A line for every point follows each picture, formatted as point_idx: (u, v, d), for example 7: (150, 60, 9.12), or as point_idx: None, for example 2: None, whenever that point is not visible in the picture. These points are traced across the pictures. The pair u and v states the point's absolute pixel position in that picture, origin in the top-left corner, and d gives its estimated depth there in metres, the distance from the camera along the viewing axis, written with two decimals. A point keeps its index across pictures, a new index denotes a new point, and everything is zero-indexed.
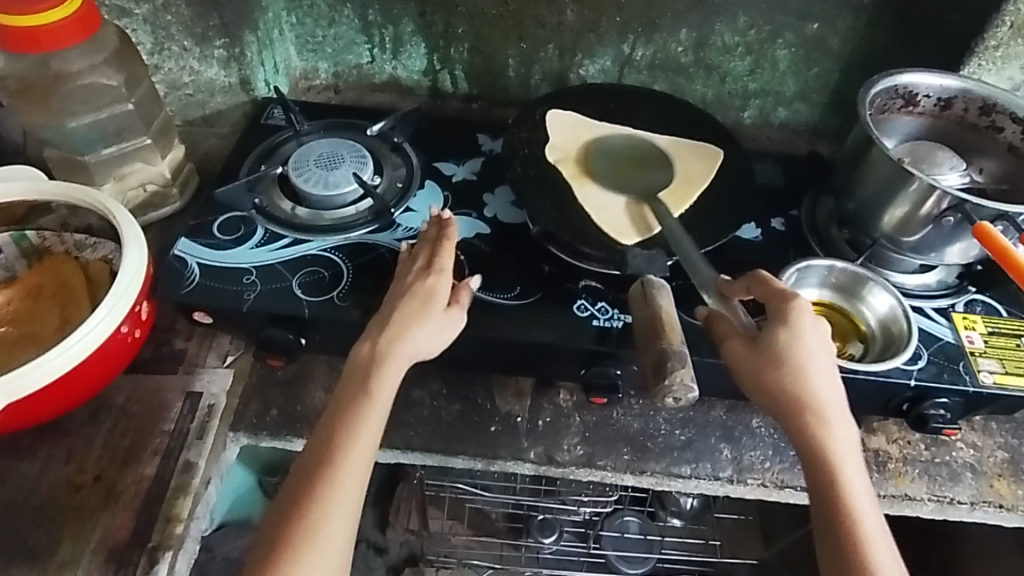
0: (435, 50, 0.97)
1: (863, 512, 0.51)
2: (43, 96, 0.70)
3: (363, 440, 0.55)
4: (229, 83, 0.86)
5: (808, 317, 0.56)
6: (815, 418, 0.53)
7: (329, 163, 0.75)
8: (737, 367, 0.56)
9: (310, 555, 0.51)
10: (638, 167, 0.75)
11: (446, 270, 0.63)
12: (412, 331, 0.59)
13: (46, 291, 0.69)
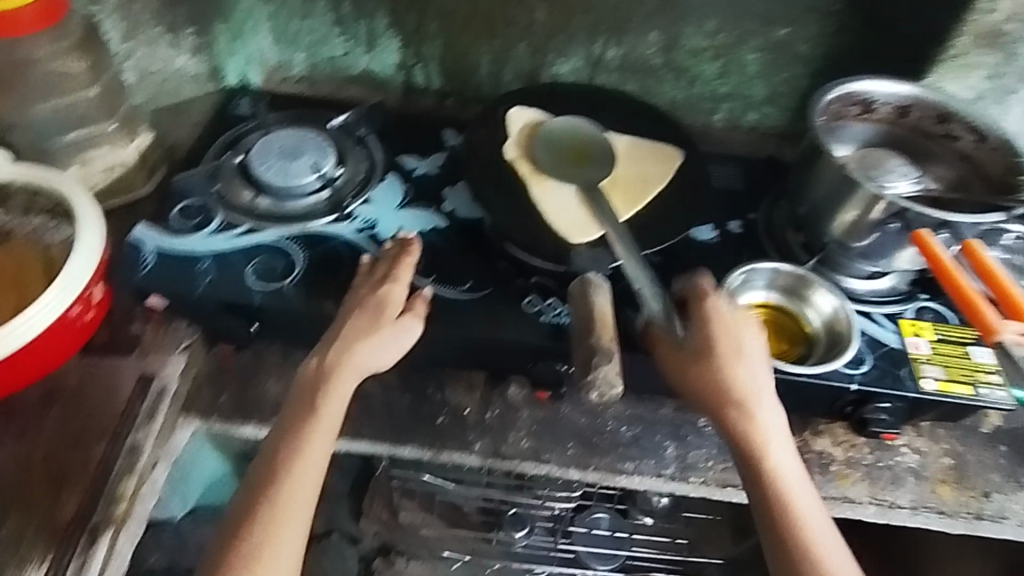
0: (409, 46, 0.97)
1: (799, 500, 0.55)
2: (7, 84, 0.70)
3: (316, 449, 0.57)
4: (199, 72, 0.88)
5: (719, 314, 0.61)
6: (747, 414, 0.57)
7: (291, 154, 0.76)
8: (666, 366, 0.60)
9: (267, 562, 0.53)
10: (581, 157, 0.75)
11: (401, 283, 0.64)
12: (361, 344, 0.60)
13: (6, 274, 0.70)
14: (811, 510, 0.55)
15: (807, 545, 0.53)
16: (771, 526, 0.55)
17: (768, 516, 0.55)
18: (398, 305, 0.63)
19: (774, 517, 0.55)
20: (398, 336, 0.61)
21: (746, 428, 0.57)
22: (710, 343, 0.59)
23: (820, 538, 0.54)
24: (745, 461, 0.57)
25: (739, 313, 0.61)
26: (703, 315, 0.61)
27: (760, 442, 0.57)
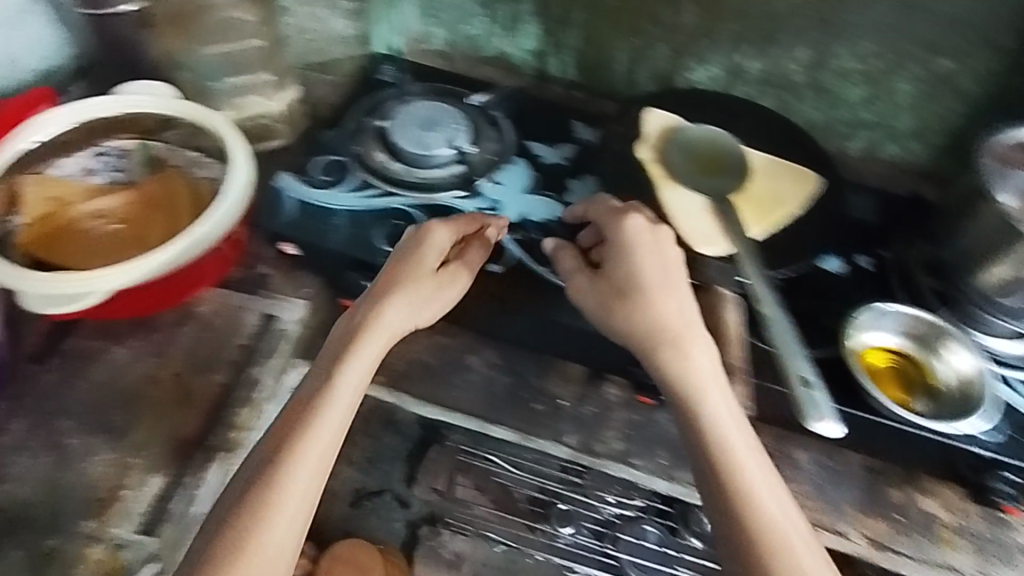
0: (549, 33, 0.98)
1: (732, 439, 0.54)
2: (185, 25, 0.73)
3: (338, 399, 0.56)
4: (350, 36, 0.89)
5: (633, 241, 0.63)
6: (668, 344, 0.58)
7: (428, 125, 0.78)
8: (585, 299, 0.63)
9: (273, 520, 0.50)
10: (713, 164, 0.74)
11: (444, 231, 0.66)
12: (393, 296, 0.61)
13: (157, 201, 0.75)
14: (741, 442, 0.54)
15: (737, 479, 0.51)
16: (702, 462, 0.53)
17: (698, 452, 0.54)
18: (435, 253, 0.65)
19: (705, 450, 0.53)
20: (442, 287, 0.64)
21: (668, 368, 0.58)
22: (630, 275, 0.61)
23: (749, 472, 0.52)
24: (673, 401, 0.57)
25: (661, 242, 0.63)
26: (618, 243, 0.63)
27: (689, 373, 0.57)
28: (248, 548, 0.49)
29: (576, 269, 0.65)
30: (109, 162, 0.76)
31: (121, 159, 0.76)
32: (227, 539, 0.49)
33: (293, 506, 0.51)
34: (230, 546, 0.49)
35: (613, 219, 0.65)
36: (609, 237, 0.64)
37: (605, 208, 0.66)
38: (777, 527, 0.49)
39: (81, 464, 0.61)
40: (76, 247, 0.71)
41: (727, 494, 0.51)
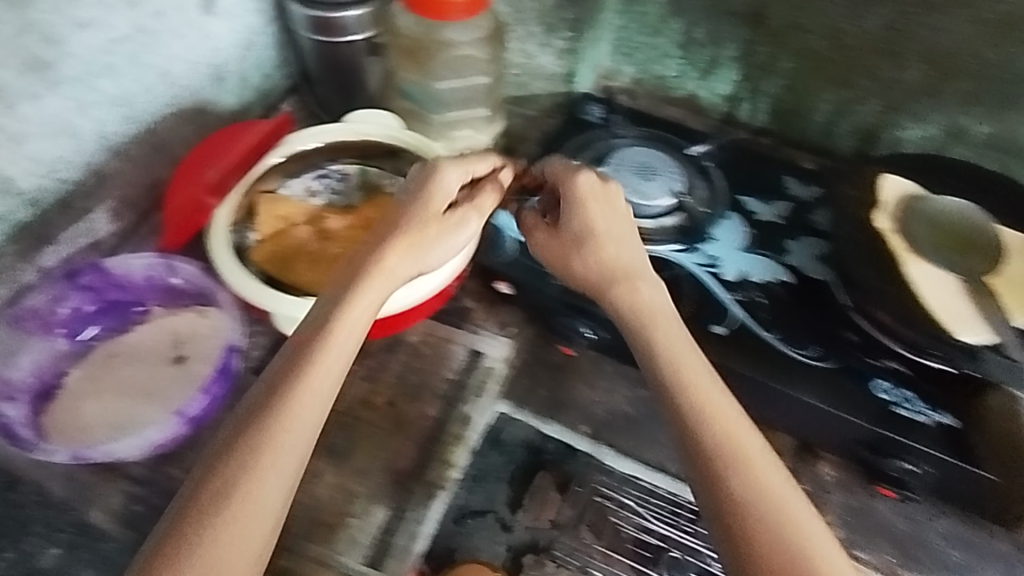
0: (748, 79, 0.95)
1: (731, 426, 0.53)
2: (423, 58, 0.76)
3: (335, 341, 0.55)
4: (557, 73, 0.88)
5: (590, 193, 0.62)
6: (639, 308, 0.59)
7: (644, 173, 0.77)
8: (546, 253, 0.63)
9: (269, 464, 0.50)
10: (959, 244, 0.70)
11: (450, 173, 0.63)
12: (393, 242, 0.60)
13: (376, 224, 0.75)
14: (732, 418, 0.53)
15: (729, 460, 0.51)
16: (696, 444, 0.52)
17: (687, 430, 0.53)
18: (438, 200, 0.62)
19: (699, 429, 0.53)
20: (450, 232, 0.62)
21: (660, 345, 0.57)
22: (587, 229, 0.61)
23: (740, 447, 0.52)
24: (665, 383, 0.55)
25: (604, 193, 0.63)
26: (569, 195, 0.63)
27: (657, 338, 0.57)
28: (250, 490, 0.49)
29: (537, 225, 0.65)
30: (330, 184, 0.77)
31: (342, 181, 0.78)
32: (219, 484, 0.49)
33: (301, 431, 0.52)
34: (220, 491, 0.49)
35: (571, 174, 0.63)
36: (564, 191, 0.63)
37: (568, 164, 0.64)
38: (777, 506, 0.49)
39: (308, 485, 0.63)
40: (304, 266, 0.71)
41: (717, 474, 0.51)
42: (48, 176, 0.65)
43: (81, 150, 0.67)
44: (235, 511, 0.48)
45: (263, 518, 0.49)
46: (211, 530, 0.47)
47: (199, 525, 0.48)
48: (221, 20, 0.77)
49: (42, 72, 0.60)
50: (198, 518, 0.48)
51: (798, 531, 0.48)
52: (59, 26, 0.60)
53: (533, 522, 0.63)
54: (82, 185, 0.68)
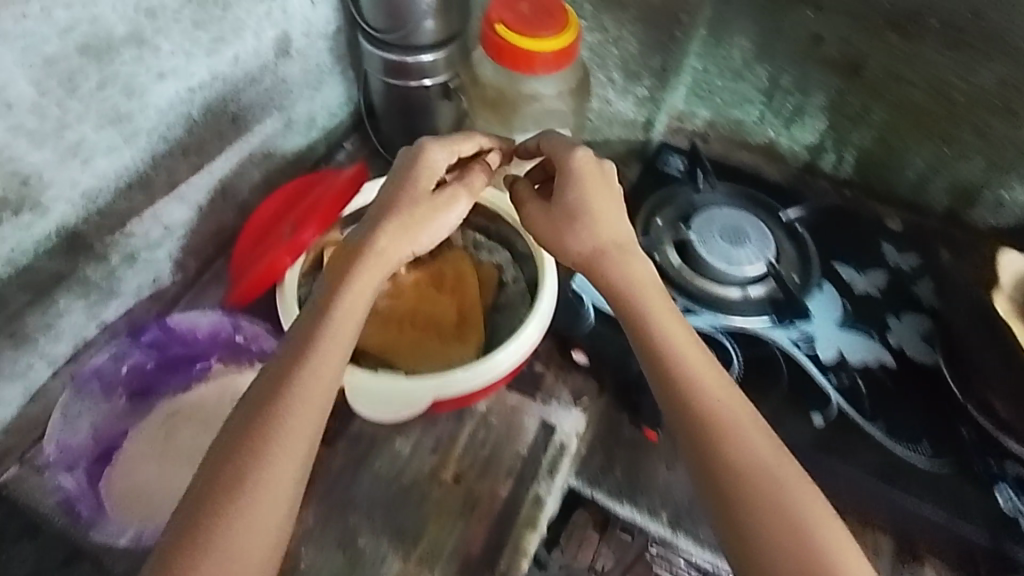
0: (835, 128, 0.89)
1: (739, 423, 0.52)
2: (505, 108, 0.71)
3: (342, 321, 0.54)
4: (635, 120, 0.83)
5: (584, 171, 0.60)
6: (632, 291, 0.57)
7: (734, 238, 0.73)
8: (537, 227, 0.61)
9: (288, 453, 0.49)
10: None
11: (438, 147, 0.61)
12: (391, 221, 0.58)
13: (446, 281, 0.73)
14: (731, 403, 0.52)
15: (732, 452, 0.50)
16: (697, 439, 0.51)
17: (689, 423, 0.52)
18: (426, 176, 0.60)
19: (700, 422, 0.51)
20: (442, 209, 0.60)
21: (670, 339, 0.55)
22: (581, 208, 0.59)
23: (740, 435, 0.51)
24: (673, 378, 0.53)
25: (601, 174, 0.60)
26: (563, 172, 0.60)
27: (663, 330, 0.55)
28: (271, 479, 0.48)
29: (527, 197, 0.62)
30: None
31: None
32: (231, 479, 0.48)
33: (310, 411, 0.51)
34: (233, 485, 0.47)
35: (568, 149, 0.61)
36: (561, 168, 0.61)
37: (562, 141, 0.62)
38: (778, 493, 0.49)
39: (374, 567, 0.59)
40: (372, 324, 0.69)
41: (718, 464, 0.50)
42: (120, 230, 0.62)
43: (151, 203, 0.64)
44: (255, 503, 0.47)
45: (282, 500, 0.48)
46: (232, 525, 0.47)
47: (220, 520, 0.46)
48: (294, 62, 0.75)
49: (121, 125, 0.57)
50: (216, 513, 0.47)
51: (803, 519, 0.48)
52: (140, 76, 0.57)
53: (568, 562, 0.64)
54: (151, 237, 0.65)
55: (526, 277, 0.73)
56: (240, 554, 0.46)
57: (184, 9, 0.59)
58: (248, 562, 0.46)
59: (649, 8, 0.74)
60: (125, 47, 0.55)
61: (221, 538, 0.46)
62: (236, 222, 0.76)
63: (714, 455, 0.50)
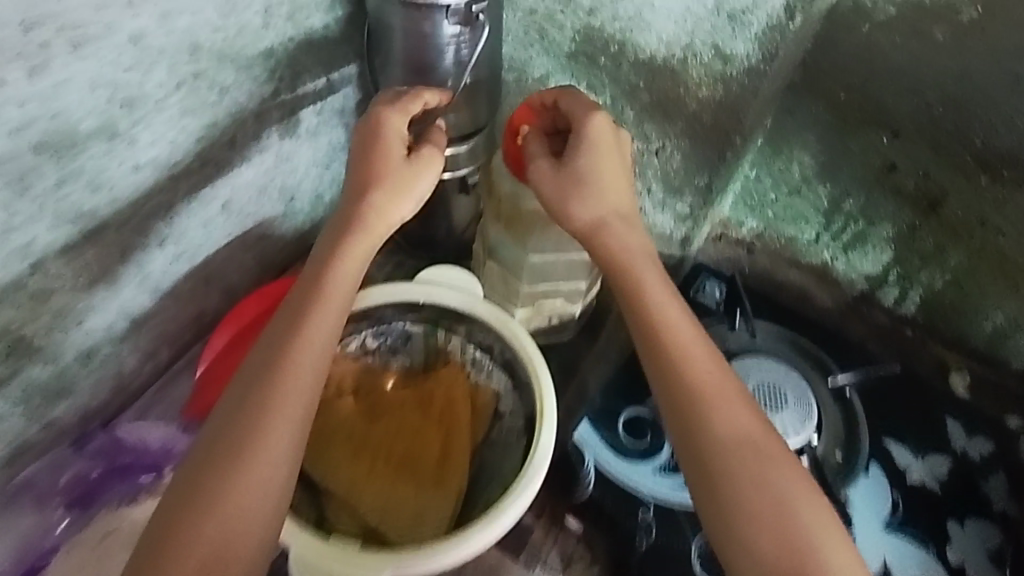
0: (902, 263, 0.76)
1: (751, 425, 0.46)
2: (524, 228, 0.62)
3: (336, 275, 0.52)
4: (673, 236, 0.74)
5: (604, 134, 0.54)
6: (621, 260, 0.52)
7: (773, 401, 0.65)
8: (543, 189, 0.54)
9: (285, 406, 0.47)
10: None
11: (406, 112, 0.57)
12: (378, 191, 0.54)
13: (434, 406, 0.65)
14: (721, 377, 0.48)
15: (725, 433, 0.46)
16: (708, 446, 0.46)
17: (678, 404, 0.47)
18: (400, 142, 0.56)
19: (710, 421, 0.46)
20: (422, 171, 0.56)
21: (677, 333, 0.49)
22: (593, 174, 0.53)
23: (730, 413, 0.46)
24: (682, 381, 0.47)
25: (618, 141, 0.55)
26: (582, 134, 0.54)
27: (666, 325, 0.49)
28: (265, 431, 0.46)
29: (539, 156, 0.55)
30: (389, 342, 0.68)
31: (404, 340, 0.68)
32: (229, 431, 0.46)
33: (299, 373, 0.48)
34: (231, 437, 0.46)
35: (585, 109, 0.55)
36: (579, 131, 0.54)
37: (579, 99, 0.56)
38: (787, 495, 0.44)
39: None
40: (342, 453, 0.61)
41: (708, 449, 0.46)
42: (75, 327, 0.55)
43: (117, 296, 0.58)
44: (251, 453, 0.45)
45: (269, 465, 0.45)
46: (228, 478, 0.44)
47: (217, 473, 0.44)
48: (305, 145, 0.67)
49: (85, 222, 0.51)
50: (209, 470, 0.45)
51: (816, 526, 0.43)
52: (110, 169, 0.51)
53: None
54: (112, 332, 0.59)
55: (523, 412, 0.63)
56: (230, 516, 0.44)
57: (172, 96, 0.52)
58: (240, 521, 0.44)
59: (700, 124, 0.65)
60: (93, 141, 0.48)
61: (216, 490, 0.44)
62: (219, 306, 0.69)
63: (703, 438, 0.46)
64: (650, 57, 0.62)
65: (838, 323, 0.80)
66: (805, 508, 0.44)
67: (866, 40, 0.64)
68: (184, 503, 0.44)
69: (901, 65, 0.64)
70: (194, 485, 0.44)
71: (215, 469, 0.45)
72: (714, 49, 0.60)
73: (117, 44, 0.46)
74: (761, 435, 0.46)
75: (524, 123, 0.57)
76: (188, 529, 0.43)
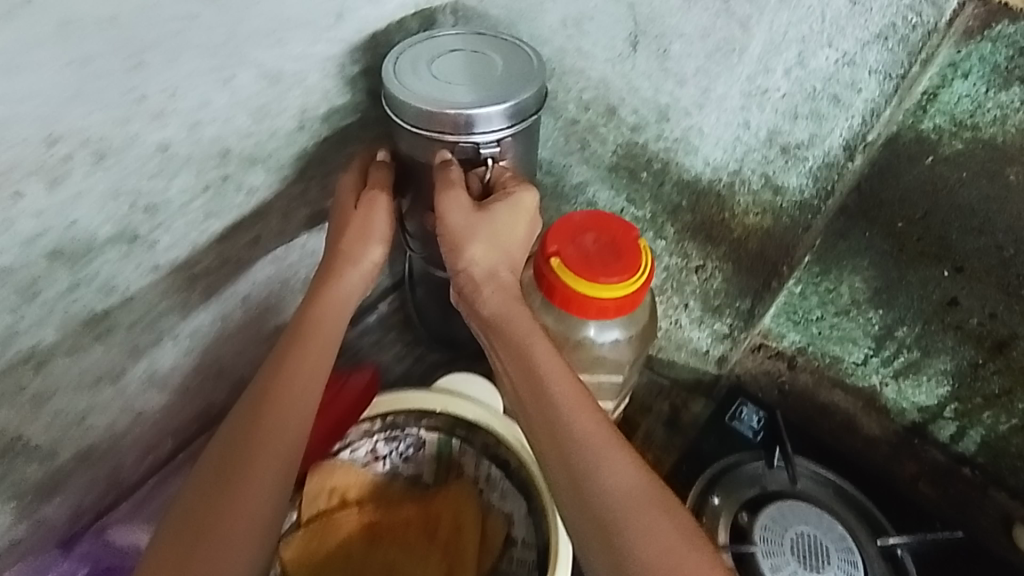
0: (963, 400, 0.69)
1: (638, 478, 0.43)
2: None
3: (328, 310, 0.51)
4: (708, 352, 0.71)
5: (531, 201, 0.54)
6: (501, 311, 0.49)
7: (811, 557, 0.57)
8: (454, 219, 0.51)
9: (279, 419, 0.46)
10: None
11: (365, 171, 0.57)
12: (350, 237, 0.54)
13: (439, 530, 0.59)
14: (600, 426, 0.44)
15: (611, 485, 0.42)
16: (600, 510, 0.42)
17: (563, 458, 0.44)
18: (357, 190, 0.56)
19: (596, 483, 0.42)
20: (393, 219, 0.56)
21: (560, 391, 0.45)
22: (507, 229, 0.52)
23: (614, 465, 0.43)
24: (568, 436, 0.44)
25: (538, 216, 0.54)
26: (509, 195, 0.53)
27: (550, 383, 0.46)
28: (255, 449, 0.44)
29: (461, 194, 0.52)
30: (401, 450, 0.63)
31: (417, 448, 0.63)
32: (221, 461, 0.44)
33: (298, 399, 0.47)
34: (226, 464, 0.44)
35: (516, 179, 0.55)
36: (507, 190, 0.53)
37: (517, 173, 0.56)
38: (679, 553, 0.40)
39: None
40: None
41: (603, 514, 0.42)
42: (75, 426, 0.53)
43: (122, 393, 0.56)
44: (245, 467, 0.44)
45: (269, 485, 0.44)
46: (224, 501, 0.43)
47: (212, 493, 0.43)
48: None
49: (93, 324, 0.50)
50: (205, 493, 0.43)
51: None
52: (123, 272, 0.49)
53: None
54: (114, 427, 0.57)
55: (537, 543, 0.58)
56: (230, 531, 0.42)
57: (196, 200, 0.51)
58: (238, 535, 0.42)
59: (746, 252, 0.62)
60: (109, 246, 0.48)
61: (212, 515, 0.42)
62: (229, 397, 0.66)
63: (589, 492, 0.42)
64: (696, 179, 0.59)
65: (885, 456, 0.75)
66: (698, 563, 0.40)
67: (928, 173, 0.60)
68: (181, 529, 0.42)
69: (970, 203, 0.60)
70: (191, 507, 0.43)
71: (213, 489, 0.43)
72: (763, 178, 0.57)
73: (143, 153, 0.46)
74: (640, 483, 0.42)
75: (554, 247, 0.55)
76: (191, 546, 0.41)
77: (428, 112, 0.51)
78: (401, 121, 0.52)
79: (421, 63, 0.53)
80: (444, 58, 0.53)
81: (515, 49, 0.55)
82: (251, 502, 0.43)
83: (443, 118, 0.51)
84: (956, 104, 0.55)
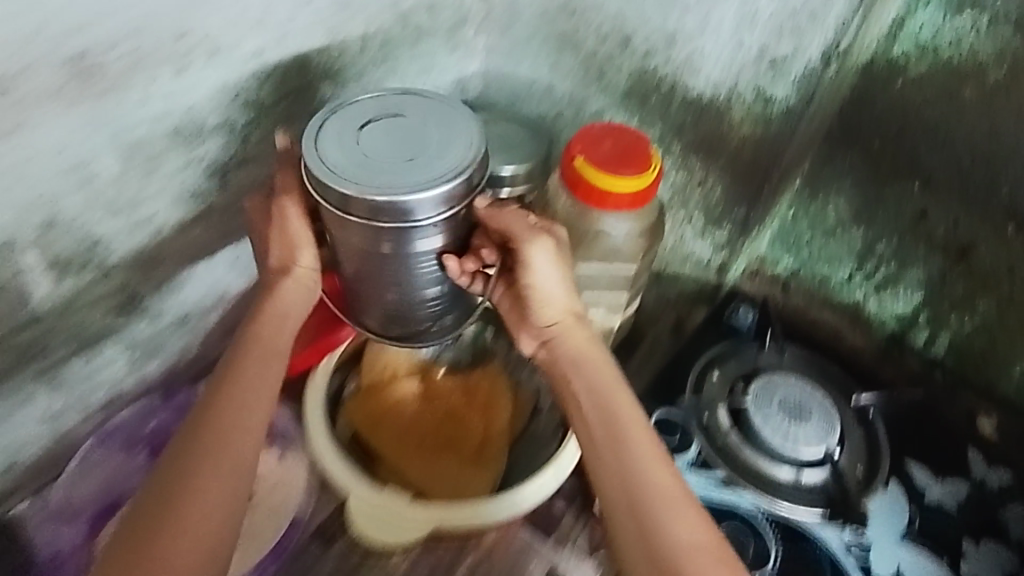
0: (934, 307, 0.77)
1: (701, 535, 0.48)
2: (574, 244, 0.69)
3: (271, 324, 0.57)
4: (709, 263, 0.82)
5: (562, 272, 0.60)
6: (581, 371, 0.56)
7: (795, 414, 0.73)
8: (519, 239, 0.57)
9: (234, 417, 0.52)
10: None
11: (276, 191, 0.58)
12: (281, 246, 0.58)
13: (477, 395, 0.69)
14: (670, 483, 0.50)
15: (677, 536, 0.48)
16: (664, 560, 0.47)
17: (633, 507, 0.49)
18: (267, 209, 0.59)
19: (664, 532, 0.48)
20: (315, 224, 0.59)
21: (633, 446, 0.52)
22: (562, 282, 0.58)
23: (680, 519, 0.49)
24: (637, 488, 0.50)
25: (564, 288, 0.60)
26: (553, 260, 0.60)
27: (626, 436, 0.52)
28: (212, 460, 0.49)
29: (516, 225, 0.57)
30: None
31: None
32: (181, 459, 0.49)
33: (248, 401, 0.53)
34: (186, 459, 0.49)
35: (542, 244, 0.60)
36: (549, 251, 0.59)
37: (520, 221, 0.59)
38: None
39: None
40: (390, 429, 0.66)
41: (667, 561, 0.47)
42: (174, 296, 0.63)
43: (212, 273, 0.66)
44: (208, 458, 0.49)
45: (230, 473, 0.49)
46: (189, 490, 0.48)
47: (179, 488, 0.48)
48: None
49: (196, 203, 0.60)
50: (166, 486, 0.48)
51: None
52: (222, 160, 0.59)
53: None
54: (204, 304, 0.67)
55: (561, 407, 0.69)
56: (198, 515, 0.47)
57: (280, 104, 0.61)
58: (205, 518, 0.47)
59: (740, 163, 0.73)
60: (213, 135, 0.57)
61: (179, 504, 0.47)
62: None
63: (656, 540, 0.48)
64: (699, 98, 0.69)
65: (869, 366, 0.81)
66: None
67: (899, 95, 0.70)
68: (146, 520, 0.47)
69: (934, 119, 0.69)
70: (153, 502, 0.48)
71: (176, 484, 0.48)
72: (755, 92, 0.67)
73: (242, 57, 0.55)
74: (704, 538, 0.48)
75: (580, 148, 0.65)
76: (161, 530, 0.46)
77: (373, 207, 0.49)
78: (351, 217, 0.50)
79: (354, 155, 0.50)
80: (370, 140, 0.51)
81: (438, 122, 0.53)
82: (212, 490, 0.48)
83: (391, 209, 0.49)
84: (920, 31, 0.65)
